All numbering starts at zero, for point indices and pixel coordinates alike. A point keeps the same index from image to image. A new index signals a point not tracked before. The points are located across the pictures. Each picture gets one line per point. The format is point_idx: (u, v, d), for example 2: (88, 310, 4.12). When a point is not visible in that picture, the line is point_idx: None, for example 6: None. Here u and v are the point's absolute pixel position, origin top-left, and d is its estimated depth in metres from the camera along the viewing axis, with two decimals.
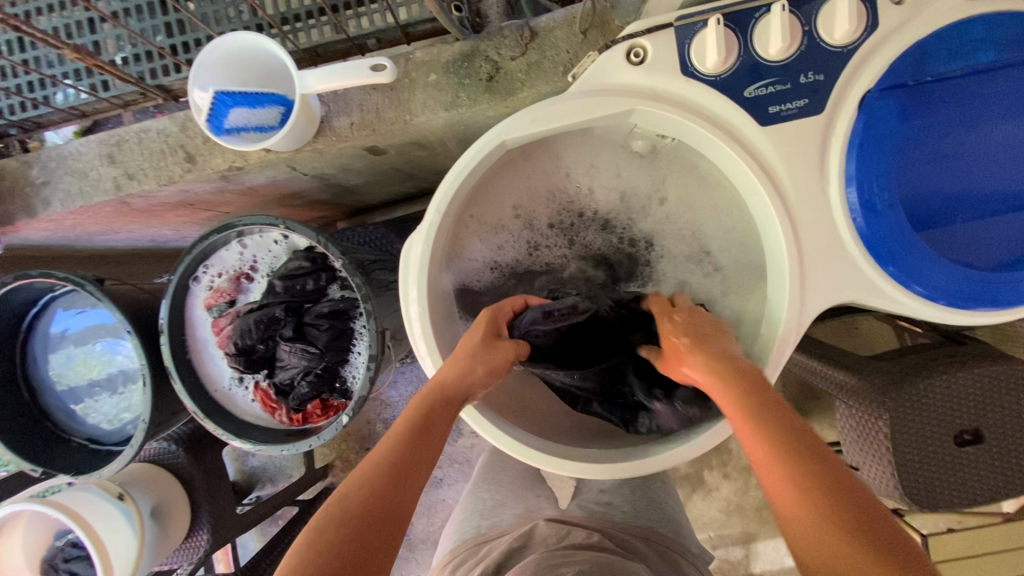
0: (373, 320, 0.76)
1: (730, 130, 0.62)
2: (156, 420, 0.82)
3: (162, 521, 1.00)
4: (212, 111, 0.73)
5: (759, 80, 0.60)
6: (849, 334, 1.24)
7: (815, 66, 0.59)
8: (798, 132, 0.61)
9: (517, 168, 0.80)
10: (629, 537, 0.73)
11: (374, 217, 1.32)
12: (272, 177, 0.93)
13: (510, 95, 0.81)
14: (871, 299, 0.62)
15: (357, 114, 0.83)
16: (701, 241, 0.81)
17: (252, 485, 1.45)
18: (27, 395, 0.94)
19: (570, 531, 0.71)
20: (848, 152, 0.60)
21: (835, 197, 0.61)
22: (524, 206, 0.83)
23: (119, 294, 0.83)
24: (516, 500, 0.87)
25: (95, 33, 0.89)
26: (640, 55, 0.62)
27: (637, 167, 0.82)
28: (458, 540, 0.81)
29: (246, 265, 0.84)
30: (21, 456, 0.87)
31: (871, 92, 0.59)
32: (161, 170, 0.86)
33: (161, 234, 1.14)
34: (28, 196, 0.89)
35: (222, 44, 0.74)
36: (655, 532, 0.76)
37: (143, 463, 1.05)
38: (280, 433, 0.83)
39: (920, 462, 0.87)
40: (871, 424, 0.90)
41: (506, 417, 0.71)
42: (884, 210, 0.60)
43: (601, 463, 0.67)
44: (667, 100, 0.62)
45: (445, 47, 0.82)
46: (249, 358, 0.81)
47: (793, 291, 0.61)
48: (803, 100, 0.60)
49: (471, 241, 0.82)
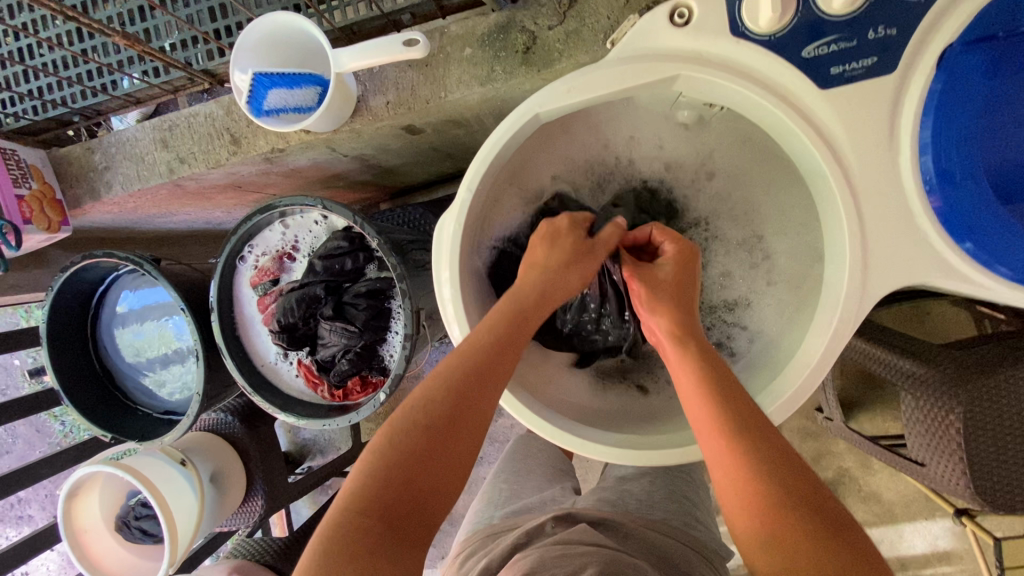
0: (407, 300, 0.76)
1: (783, 95, 0.57)
2: (209, 394, 0.87)
3: (220, 485, 1.08)
4: (252, 92, 0.74)
5: (820, 38, 0.55)
6: (919, 320, 1.14)
7: (887, 19, 0.53)
8: (864, 94, 0.55)
9: (558, 141, 0.78)
10: (649, 531, 0.69)
11: (416, 197, 1.32)
12: (314, 158, 0.94)
13: (547, 67, 0.78)
14: (943, 280, 0.56)
15: (392, 92, 0.82)
16: (756, 223, 0.77)
17: (303, 455, 1.52)
18: (98, 364, 1.02)
19: (579, 523, 0.68)
20: (923, 117, 0.54)
21: (906, 167, 0.55)
22: (563, 175, 0.81)
23: (174, 273, 0.87)
24: (536, 489, 0.87)
25: (145, 20, 0.92)
26: (684, 16, 0.57)
27: (683, 138, 0.78)
28: (471, 530, 0.82)
29: (288, 245, 0.87)
30: (94, 423, 0.94)
31: (953, 46, 0.53)
32: (209, 153, 0.89)
33: (215, 215, 1.19)
34: (92, 180, 0.94)
35: (260, 26, 0.74)
36: (672, 526, 0.72)
37: (203, 432, 1.12)
38: (322, 408, 0.86)
39: (995, 457, 0.80)
40: (941, 418, 0.82)
41: (544, 402, 0.72)
42: (964, 181, 0.54)
43: (635, 451, 0.66)
44: (715, 64, 0.58)
45: (481, 19, 0.80)
46: (292, 335, 0.84)
47: (852, 272, 0.57)
48: (871, 58, 0.54)
49: (506, 214, 0.80)
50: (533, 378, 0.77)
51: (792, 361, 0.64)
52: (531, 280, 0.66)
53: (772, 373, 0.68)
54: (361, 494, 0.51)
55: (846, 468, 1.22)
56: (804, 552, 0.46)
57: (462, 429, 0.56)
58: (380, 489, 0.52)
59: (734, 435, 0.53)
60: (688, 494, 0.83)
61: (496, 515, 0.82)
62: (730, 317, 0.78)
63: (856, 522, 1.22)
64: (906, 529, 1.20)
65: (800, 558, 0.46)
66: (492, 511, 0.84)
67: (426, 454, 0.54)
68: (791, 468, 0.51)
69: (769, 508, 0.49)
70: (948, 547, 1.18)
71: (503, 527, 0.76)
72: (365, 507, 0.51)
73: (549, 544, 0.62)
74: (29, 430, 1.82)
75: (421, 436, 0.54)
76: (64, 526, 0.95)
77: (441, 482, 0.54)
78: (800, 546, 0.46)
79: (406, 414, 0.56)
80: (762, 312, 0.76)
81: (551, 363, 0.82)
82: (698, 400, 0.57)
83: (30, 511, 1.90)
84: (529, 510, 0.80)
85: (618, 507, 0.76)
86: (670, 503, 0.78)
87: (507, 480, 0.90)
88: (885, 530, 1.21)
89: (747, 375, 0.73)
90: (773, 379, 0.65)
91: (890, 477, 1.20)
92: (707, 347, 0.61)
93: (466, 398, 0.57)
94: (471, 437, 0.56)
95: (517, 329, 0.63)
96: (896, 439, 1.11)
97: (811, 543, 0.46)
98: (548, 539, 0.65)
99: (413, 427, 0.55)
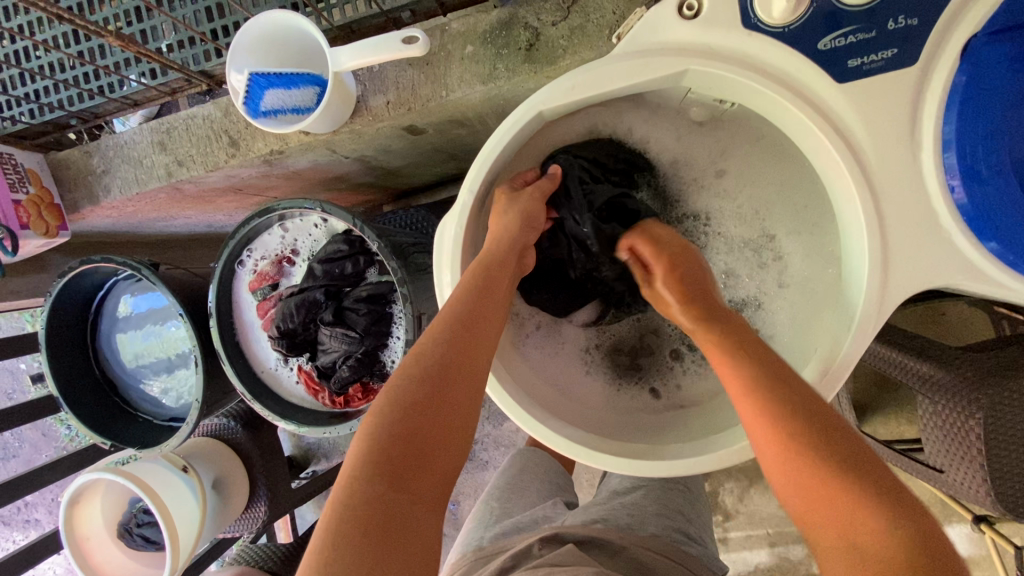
0: (409, 305, 0.75)
1: (798, 89, 0.55)
2: (207, 400, 0.85)
3: (223, 491, 1.06)
4: (249, 93, 0.74)
5: (837, 30, 0.52)
6: (935, 320, 1.10)
7: (907, 9, 0.51)
8: (883, 87, 0.52)
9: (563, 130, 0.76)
10: (643, 551, 0.67)
11: (420, 199, 1.30)
12: (314, 160, 0.93)
13: (551, 64, 0.76)
14: (966, 282, 0.53)
15: (392, 92, 0.81)
16: (767, 222, 0.75)
17: (308, 459, 1.49)
18: (98, 370, 1.00)
19: (566, 544, 0.66)
20: (947, 112, 0.51)
21: (928, 164, 0.52)
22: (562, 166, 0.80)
23: (172, 278, 0.86)
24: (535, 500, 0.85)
25: (141, 21, 0.91)
26: (693, 7, 0.55)
27: (695, 136, 0.77)
28: (461, 551, 0.79)
29: (287, 249, 0.85)
30: (94, 430, 0.93)
31: (977, 38, 0.50)
32: (208, 156, 0.88)
33: (217, 218, 1.17)
34: (90, 184, 0.93)
35: (255, 25, 0.72)
36: (663, 543, 0.70)
37: (205, 438, 1.10)
38: (323, 415, 0.84)
39: (1015, 464, 0.77)
40: (961, 423, 0.79)
41: (550, 411, 0.70)
42: (992, 178, 0.51)
43: (647, 464, 0.64)
44: (724, 59, 0.55)
45: (483, 16, 0.78)
46: (292, 341, 0.82)
47: (871, 276, 0.54)
48: (891, 49, 0.51)
49: None
50: (542, 386, 0.74)
51: (807, 369, 0.61)
52: (497, 233, 0.66)
53: None
54: (366, 456, 0.49)
55: None
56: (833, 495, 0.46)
57: (460, 385, 0.55)
58: (384, 446, 0.50)
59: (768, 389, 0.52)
60: (685, 510, 0.81)
61: (486, 536, 0.79)
62: (740, 321, 0.76)
63: None
64: None
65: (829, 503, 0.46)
66: (482, 531, 0.81)
67: (425, 410, 0.52)
68: (820, 416, 0.50)
69: (796, 458, 0.48)
70: (964, 553, 1.14)
71: (493, 549, 0.73)
72: (370, 467, 0.49)
73: (536, 566, 0.60)
74: (35, 434, 1.82)
75: (420, 393, 0.53)
76: (66, 531, 0.93)
77: (445, 439, 0.52)
78: (827, 490, 0.46)
79: (398, 375, 0.54)
80: (773, 315, 0.74)
81: (559, 369, 0.80)
82: (726, 361, 0.56)
83: (37, 515, 1.90)
84: (519, 530, 0.77)
85: (610, 523, 0.74)
86: (667, 519, 0.76)
87: (498, 498, 0.89)
88: None
89: None
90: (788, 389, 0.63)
91: (905, 481, 1.17)
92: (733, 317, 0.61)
93: (456, 353, 0.56)
94: (469, 393, 0.55)
95: (492, 287, 0.62)
96: (910, 444, 1.08)
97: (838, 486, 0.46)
98: (535, 561, 0.63)
99: (409, 385, 0.53)
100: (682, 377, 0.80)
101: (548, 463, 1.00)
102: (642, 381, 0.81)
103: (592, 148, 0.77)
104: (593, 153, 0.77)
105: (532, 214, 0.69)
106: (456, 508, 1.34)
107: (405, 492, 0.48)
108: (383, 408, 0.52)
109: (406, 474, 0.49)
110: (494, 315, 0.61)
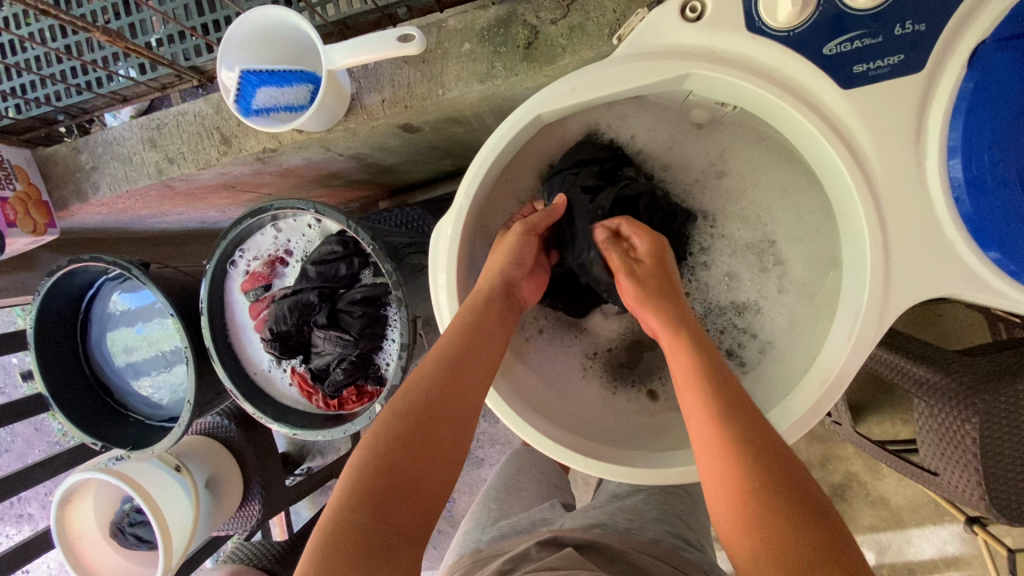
0: (404, 308, 0.73)
1: (802, 95, 0.54)
2: (200, 401, 0.84)
3: (216, 490, 1.05)
4: (240, 91, 0.72)
5: (843, 34, 0.51)
6: (931, 322, 1.10)
7: (914, 13, 0.49)
8: (888, 93, 0.51)
9: (559, 129, 0.74)
10: (637, 555, 0.66)
11: (416, 195, 1.28)
12: (307, 157, 0.91)
13: (550, 63, 0.74)
14: (968, 291, 0.52)
15: (388, 90, 0.79)
16: (767, 225, 0.74)
17: (303, 456, 1.48)
18: (88, 369, 0.99)
19: (565, 548, 0.65)
20: (952, 120, 0.50)
21: (932, 171, 0.51)
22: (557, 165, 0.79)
23: (164, 278, 0.84)
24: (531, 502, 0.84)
25: (130, 14, 0.89)
26: (696, 10, 0.54)
27: (694, 138, 0.75)
28: (458, 554, 0.79)
29: (281, 250, 0.84)
30: (83, 430, 0.92)
31: (986, 44, 0.49)
32: (199, 153, 0.86)
33: (210, 215, 1.15)
34: (78, 181, 0.91)
35: (246, 22, 0.71)
36: (660, 547, 0.69)
37: (198, 436, 1.09)
38: (317, 418, 0.83)
39: (1009, 469, 0.77)
40: (954, 427, 0.78)
41: (547, 417, 0.69)
42: (996, 188, 0.51)
43: (644, 470, 0.63)
44: (728, 62, 0.54)
45: (480, 13, 0.76)
46: (285, 343, 0.81)
47: (873, 285, 0.54)
48: (898, 55, 0.50)
49: (500, 209, 0.78)
50: (539, 391, 0.74)
51: (808, 375, 0.61)
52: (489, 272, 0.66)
53: (785, 391, 0.64)
54: (352, 488, 0.49)
55: (854, 472, 1.19)
56: (773, 529, 0.45)
57: (447, 420, 0.54)
58: (370, 476, 0.49)
59: (722, 413, 0.52)
60: (683, 513, 0.81)
61: (483, 538, 0.79)
62: (740, 321, 0.75)
63: (862, 527, 1.19)
64: (914, 534, 1.17)
65: (768, 537, 0.45)
66: (480, 534, 0.80)
67: (412, 445, 0.52)
68: (768, 444, 0.50)
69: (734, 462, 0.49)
70: (956, 553, 1.14)
71: (489, 553, 0.72)
72: (355, 496, 0.48)
73: (532, 571, 0.60)
74: (26, 429, 1.80)
75: (406, 427, 0.52)
76: (57, 533, 0.91)
77: (430, 467, 0.51)
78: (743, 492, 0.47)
79: (388, 410, 0.54)
80: (772, 321, 0.73)
81: (558, 373, 0.79)
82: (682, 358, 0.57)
83: (30, 509, 1.89)
84: (516, 533, 0.77)
85: (609, 528, 0.73)
86: (662, 523, 0.75)
87: (495, 500, 0.89)
88: (892, 535, 1.18)
89: (754, 387, 0.70)
90: (788, 394, 0.62)
91: (899, 481, 1.17)
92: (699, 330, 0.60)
93: (449, 386, 0.56)
94: (456, 426, 0.54)
95: (488, 324, 0.62)
96: (904, 445, 1.08)
97: (778, 523, 0.45)
98: (533, 565, 0.62)
99: (394, 419, 0.53)
100: None
101: (545, 463, 1.00)
102: (640, 384, 0.80)
103: (587, 145, 0.76)
104: (591, 151, 0.75)
105: (519, 252, 0.68)
106: (451, 506, 1.34)
107: (391, 527, 0.48)
108: (373, 441, 0.52)
109: (394, 509, 0.49)
110: (489, 350, 0.61)
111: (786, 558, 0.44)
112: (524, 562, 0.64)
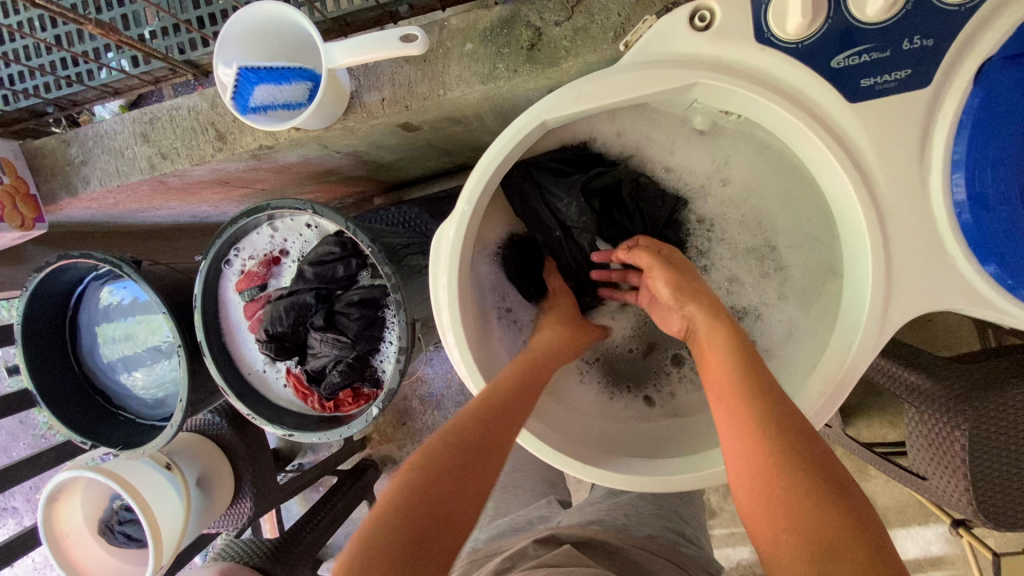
0: (403, 311, 0.72)
1: (810, 107, 0.54)
2: (194, 399, 0.82)
3: (208, 489, 1.04)
4: (238, 88, 0.69)
5: (852, 48, 0.51)
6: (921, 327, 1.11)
7: (923, 29, 0.50)
8: (894, 109, 0.51)
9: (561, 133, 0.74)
10: (635, 551, 0.67)
11: (411, 192, 1.27)
12: (304, 154, 0.90)
13: (552, 65, 0.74)
14: (967, 305, 0.53)
15: (388, 89, 0.78)
16: (766, 232, 0.74)
17: (294, 452, 1.47)
18: (77, 367, 0.97)
19: (563, 545, 0.65)
20: (957, 134, 0.51)
21: (935, 186, 0.52)
22: None
23: (157, 276, 0.82)
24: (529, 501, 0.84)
25: (123, 6, 0.87)
26: (705, 19, 0.54)
27: (697, 144, 0.75)
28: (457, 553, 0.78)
29: (276, 249, 0.83)
30: (72, 429, 0.90)
31: (991, 62, 0.49)
32: (193, 149, 0.84)
33: (202, 210, 1.13)
34: (68, 174, 0.89)
35: (245, 16, 0.69)
36: (659, 544, 0.70)
37: (190, 433, 1.08)
38: (312, 420, 0.83)
39: (997, 474, 0.77)
40: (944, 433, 0.79)
41: (544, 421, 0.68)
42: (998, 207, 0.50)
43: (644, 477, 0.63)
44: (736, 73, 0.54)
45: (483, 13, 0.75)
46: (281, 345, 0.79)
47: (874, 298, 0.54)
48: (905, 70, 0.50)
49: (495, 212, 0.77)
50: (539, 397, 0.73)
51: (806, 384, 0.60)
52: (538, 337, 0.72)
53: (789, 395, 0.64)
54: (392, 506, 0.49)
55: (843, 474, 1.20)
56: (803, 510, 0.45)
57: (491, 453, 0.55)
58: (407, 509, 0.48)
59: (756, 402, 0.52)
60: (679, 512, 0.81)
61: (481, 538, 0.78)
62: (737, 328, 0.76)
63: None
64: (899, 534, 1.18)
65: (796, 518, 0.45)
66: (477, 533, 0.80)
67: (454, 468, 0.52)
68: (799, 433, 0.50)
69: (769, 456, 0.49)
70: (940, 552, 1.17)
71: (487, 552, 0.72)
72: (395, 521, 0.47)
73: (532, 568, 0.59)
74: (11, 422, 1.77)
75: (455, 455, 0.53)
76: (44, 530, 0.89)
77: (469, 492, 0.52)
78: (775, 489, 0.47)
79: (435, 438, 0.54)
80: (770, 328, 0.74)
81: (557, 378, 0.79)
82: (721, 362, 0.57)
83: (15, 503, 1.86)
84: (514, 532, 0.77)
85: (606, 525, 0.74)
86: (659, 521, 0.76)
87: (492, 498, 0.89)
88: None
89: None
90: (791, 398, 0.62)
91: (886, 482, 1.19)
92: (739, 326, 0.61)
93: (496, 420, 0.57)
94: (495, 457, 0.55)
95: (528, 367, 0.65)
96: (893, 446, 1.10)
97: (809, 503, 0.45)
98: (531, 562, 0.62)
99: (443, 447, 0.54)
100: (678, 385, 0.80)
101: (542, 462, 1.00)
102: (634, 389, 0.81)
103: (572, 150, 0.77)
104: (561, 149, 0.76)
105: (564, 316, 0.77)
106: None
107: (429, 547, 0.47)
108: (419, 463, 0.52)
109: (433, 529, 0.48)
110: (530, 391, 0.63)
111: (817, 541, 0.44)
112: (522, 561, 0.64)
